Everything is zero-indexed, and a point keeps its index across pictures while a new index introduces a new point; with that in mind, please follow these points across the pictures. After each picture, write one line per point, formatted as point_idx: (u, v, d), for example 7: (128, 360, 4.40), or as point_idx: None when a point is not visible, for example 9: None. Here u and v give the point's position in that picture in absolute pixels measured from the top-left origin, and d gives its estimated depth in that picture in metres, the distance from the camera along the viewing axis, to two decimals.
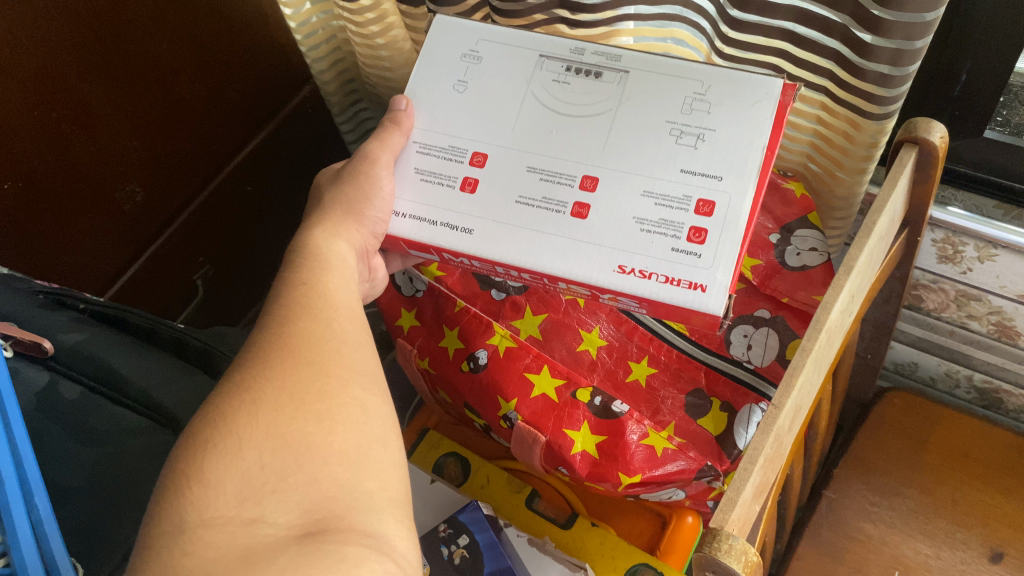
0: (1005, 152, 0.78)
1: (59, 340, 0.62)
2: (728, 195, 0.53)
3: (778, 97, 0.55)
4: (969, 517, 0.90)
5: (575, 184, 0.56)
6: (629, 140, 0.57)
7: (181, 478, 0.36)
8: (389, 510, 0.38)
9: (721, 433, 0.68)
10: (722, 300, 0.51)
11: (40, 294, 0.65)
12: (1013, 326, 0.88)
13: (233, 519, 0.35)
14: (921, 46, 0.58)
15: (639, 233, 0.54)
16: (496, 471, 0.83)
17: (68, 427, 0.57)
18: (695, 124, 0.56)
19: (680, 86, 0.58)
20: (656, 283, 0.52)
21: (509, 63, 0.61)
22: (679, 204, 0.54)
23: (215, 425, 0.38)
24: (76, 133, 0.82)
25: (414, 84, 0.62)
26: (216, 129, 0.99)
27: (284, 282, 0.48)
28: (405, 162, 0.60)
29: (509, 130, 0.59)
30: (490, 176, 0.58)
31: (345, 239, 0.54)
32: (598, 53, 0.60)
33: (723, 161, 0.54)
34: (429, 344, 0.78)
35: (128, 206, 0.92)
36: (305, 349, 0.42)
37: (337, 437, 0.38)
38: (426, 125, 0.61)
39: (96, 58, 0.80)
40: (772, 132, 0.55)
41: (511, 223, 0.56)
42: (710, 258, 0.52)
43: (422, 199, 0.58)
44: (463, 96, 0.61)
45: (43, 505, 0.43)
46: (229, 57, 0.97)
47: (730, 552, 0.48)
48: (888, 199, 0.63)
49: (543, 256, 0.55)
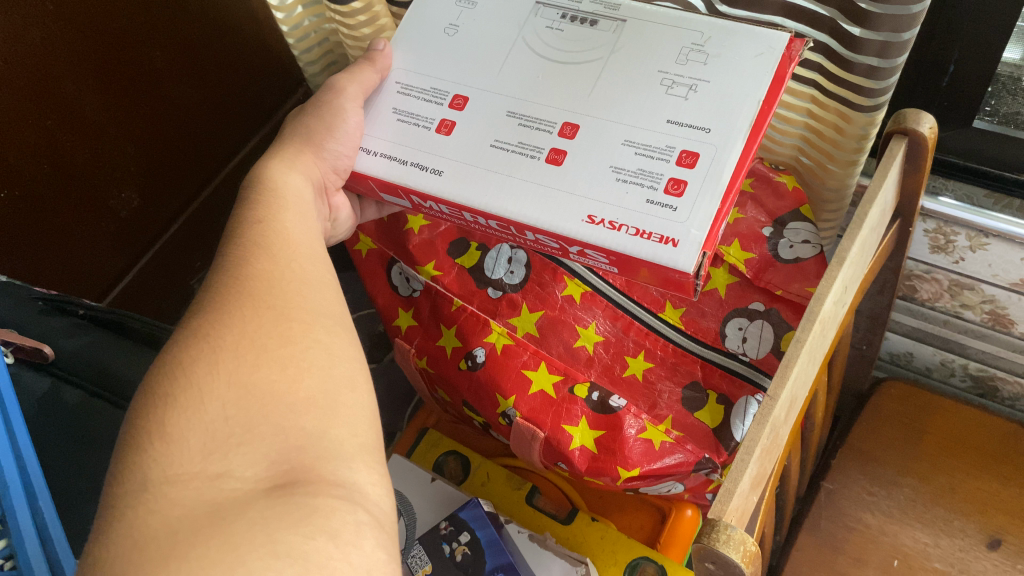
0: (993, 141, 0.79)
1: (60, 346, 0.62)
2: (714, 147, 0.52)
3: (782, 51, 0.54)
4: (966, 505, 0.91)
5: (554, 131, 0.56)
6: (614, 88, 0.56)
7: (143, 434, 0.36)
8: (359, 458, 0.38)
9: (718, 427, 0.69)
10: (692, 257, 0.49)
11: (40, 300, 0.66)
12: (1006, 315, 0.89)
13: (198, 475, 0.35)
14: (908, 38, 0.59)
15: (614, 183, 0.53)
16: (496, 468, 0.84)
17: (69, 432, 0.58)
18: (688, 75, 0.55)
19: (677, 37, 0.57)
20: (625, 235, 0.51)
21: (502, 11, 0.62)
22: (660, 154, 0.53)
23: (176, 377, 0.38)
24: (71, 140, 0.82)
25: (406, 27, 0.64)
26: (211, 133, 1.00)
27: (241, 214, 0.49)
28: (384, 100, 0.61)
29: (493, 75, 0.59)
30: (467, 119, 0.58)
31: (303, 172, 0.56)
32: (596, 2, 0.60)
33: (712, 113, 0.53)
34: (427, 344, 0.79)
35: (124, 212, 0.93)
36: (261, 291, 0.42)
37: (302, 385, 0.39)
38: (408, 67, 0.62)
39: (90, 65, 0.81)
40: (769, 87, 0.53)
41: (483, 165, 0.56)
42: (686, 211, 0.50)
43: (397, 139, 0.59)
44: (451, 39, 0.62)
45: (48, 508, 0.44)
46: (223, 63, 0.97)
47: (728, 543, 0.48)
48: (878, 189, 0.63)
49: (512, 201, 0.54)
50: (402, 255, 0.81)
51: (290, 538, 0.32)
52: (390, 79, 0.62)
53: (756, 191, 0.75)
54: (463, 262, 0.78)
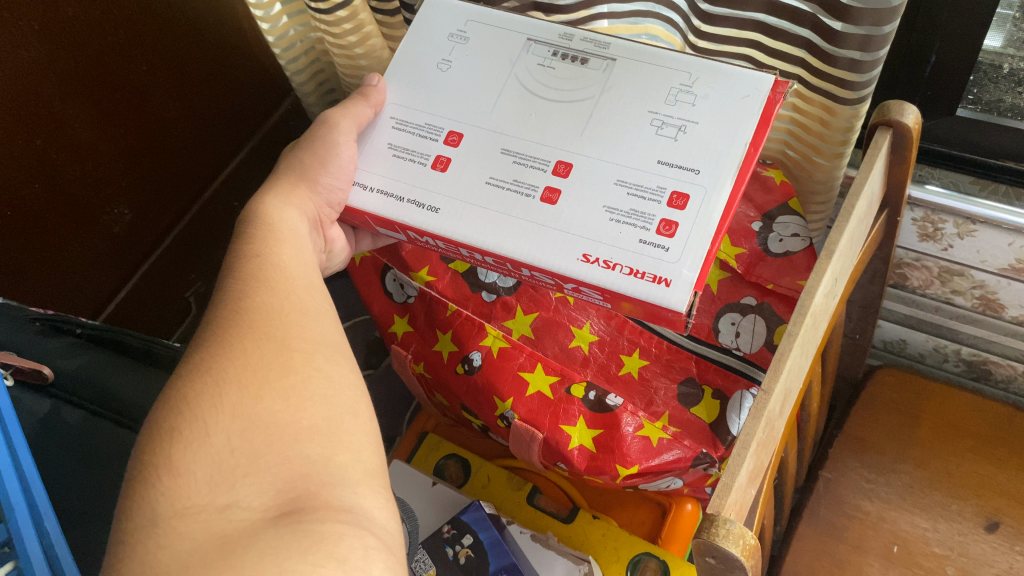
0: (977, 129, 0.80)
1: (57, 366, 0.62)
2: (704, 188, 0.53)
3: (768, 93, 0.55)
4: (964, 489, 0.91)
5: (548, 169, 0.56)
6: (606, 127, 0.57)
7: (149, 469, 0.36)
8: (364, 483, 0.38)
9: (714, 421, 0.69)
10: (685, 296, 0.50)
11: (37, 322, 0.66)
12: (996, 299, 0.90)
13: (206, 507, 0.35)
14: (889, 31, 0.60)
15: (607, 223, 0.53)
16: (497, 470, 0.84)
17: (71, 452, 0.58)
18: (677, 115, 0.56)
19: (667, 77, 0.58)
20: (620, 275, 0.52)
21: (494, 48, 0.63)
22: (652, 194, 0.53)
23: (181, 412, 0.38)
24: (62, 159, 0.83)
25: (399, 61, 0.64)
26: (202, 145, 1.01)
27: (238, 250, 0.49)
28: (380, 136, 0.61)
29: (487, 113, 0.60)
30: (462, 156, 0.59)
31: (298, 207, 0.56)
32: (586, 40, 0.61)
33: (703, 155, 0.54)
34: (424, 350, 0.79)
35: (117, 227, 0.93)
36: (263, 322, 0.43)
37: (306, 414, 0.39)
38: (403, 103, 0.62)
39: (78, 83, 0.81)
40: (757, 129, 0.54)
41: (478, 203, 0.56)
42: (678, 251, 0.51)
43: (391, 174, 0.59)
44: (445, 75, 0.62)
45: (54, 529, 0.43)
46: (210, 75, 0.97)
47: (727, 537, 0.49)
48: (865, 180, 0.64)
49: (507, 239, 0.55)
50: (396, 262, 0.81)
51: (299, 567, 0.32)
52: (384, 113, 0.63)
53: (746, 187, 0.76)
54: (456, 266, 0.79)
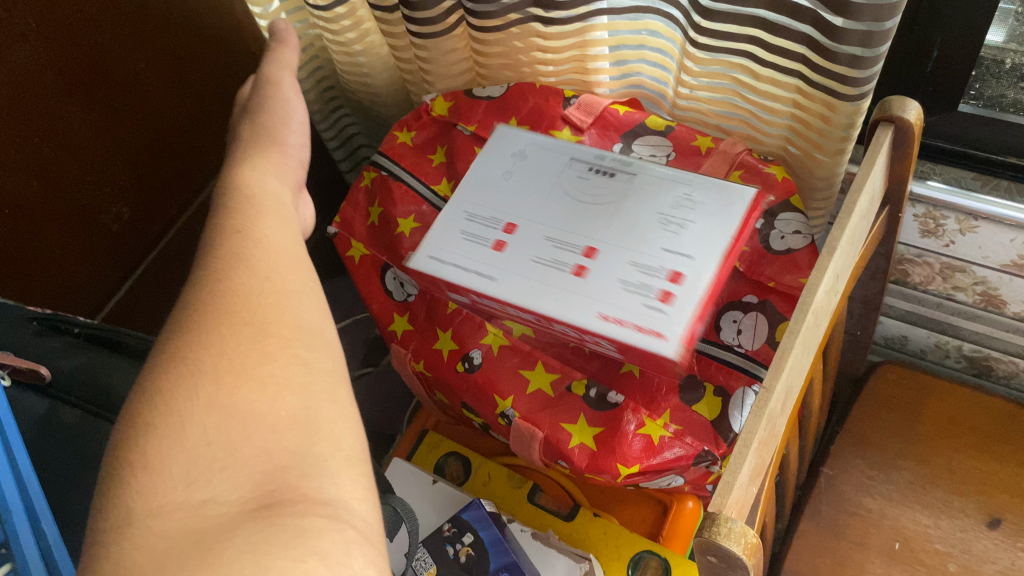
0: (979, 124, 0.79)
1: (56, 365, 0.62)
2: (696, 268, 0.61)
3: (750, 198, 0.65)
4: (966, 486, 0.91)
5: (578, 253, 0.66)
6: (625, 221, 0.67)
7: (123, 468, 0.33)
8: (344, 472, 0.35)
9: (716, 418, 0.69)
10: (679, 348, 0.58)
11: (35, 321, 0.65)
12: (998, 295, 0.90)
13: (182, 505, 0.32)
14: (891, 27, 0.60)
15: (619, 291, 0.62)
16: (497, 467, 0.84)
17: (66, 451, 0.57)
18: (680, 216, 0.65)
19: (674, 186, 0.68)
20: (629, 330, 0.59)
21: (546, 164, 0.74)
22: (656, 270, 0.62)
23: (156, 405, 0.34)
24: (60, 157, 0.83)
25: (470, 176, 0.76)
26: (200, 143, 1.00)
27: (214, 225, 0.45)
28: (452, 224, 0.72)
29: (536, 208, 0.70)
30: (515, 241, 0.68)
31: (275, 173, 0.51)
32: (615, 161, 0.72)
33: (697, 244, 0.63)
34: (423, 347, 0.79)
35: (116, 226, 0.92)
36: (239, 307, 0.38)
37: (284, 402, 0.36)
38: (469, 199, 0.74)
39: (75, 81, 0.81)
40: (740, 227, 0.63)
41: (520, 275, 0.65)
42: (674, 314, 0.59)
43: (451, 251, 0.70)
44: (504, 182, 0.74)
45: (51, 531, 0.43)
46: (208, 73, 0.97)
47: (729, 536, 0.50)
48: (867, 177, 0.64)
49: (543, 302, 0.63)
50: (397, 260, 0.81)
51: (277, 563, 0.30)
52: (455, 210, 0.74)
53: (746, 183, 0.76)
54: None
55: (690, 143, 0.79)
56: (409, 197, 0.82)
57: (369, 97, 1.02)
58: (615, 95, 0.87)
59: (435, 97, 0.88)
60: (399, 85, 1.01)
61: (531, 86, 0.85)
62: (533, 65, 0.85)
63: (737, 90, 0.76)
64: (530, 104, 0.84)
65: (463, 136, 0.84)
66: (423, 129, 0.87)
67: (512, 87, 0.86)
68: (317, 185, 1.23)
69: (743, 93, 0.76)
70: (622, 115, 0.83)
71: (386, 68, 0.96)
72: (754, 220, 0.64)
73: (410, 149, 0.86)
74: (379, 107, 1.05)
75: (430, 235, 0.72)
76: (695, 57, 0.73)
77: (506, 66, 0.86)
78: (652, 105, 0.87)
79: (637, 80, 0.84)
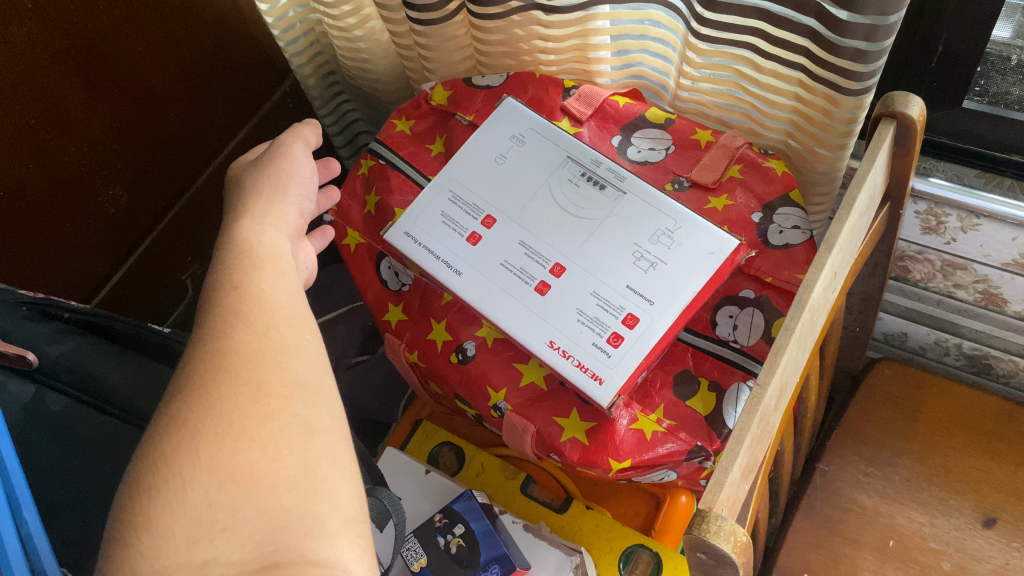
0: (983, 121, 0.78)
1: (43, 352, 0.60)
2: (652, 317, 0.65)
3: (729, 254, 0.66)
4: (961, 484, 0.91)
5: (547, 267, 0.69)
6: (600, 245, 0.69)
7: (129, 528, 0.35)
8: (342, 532, 0.37)
9: (710, 414, 0.68)
10: (609, 395, 0.63)
11: (24, 305, 0.63)
12: (999, 294, 0.89)
13: (185, 566, 0.34)
14: (896, 21, 0.59)
15: (574, 321, 0.66)
16: (491, 459, 0.84)
17: (54, 440, 0.56)
18: (655, 253, 0.67)
19: (656, 219, 0.69)
20: (569, 364, 0.65)
21: (542, 156, 0.74)
22: (612, 310, 0.66)
23: (158, 468, 0.36)
24: (56, 140, 0.82)
25: (465, 150, 0.76)
26: (202, 127, 0.99)
27: (211, 282, 0.44)
28: (437, 203, 0.74)
29: (519, 206, 0.72)
30: (491, 237, 0.71)
31: (272, 220, 0.50)
32: (610, 170, 0.72)
33: (661, 290, 0.66)
34: (417, 338, 0.78)
35: (112, 209, 0.92)
36: (240, 366, 0.39)
37: (281, 463, 0.37)
38: (458, 177, 0.75)
39: (73, 64, 0.80)
40: (705, 283, 0.65)
41: (491, 279, 0.70)
42: (615, 360, 0.64)
43: (434, 235, 0.72)
44: (496, 169, 0.74)
45: (33, 519, 0.41)
46: (210, 55, 0.96)
47: (718, 534, 0.50)
48: (868, 172, 0.63)
49: (501, 312, 0.68)
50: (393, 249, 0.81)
51: None
52: (444, 186, 0.75)
53: (745, 177, 0.76)
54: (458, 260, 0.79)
55: (690, 136, 0.79)
56: (407, 186, 0.82)
57: (369, 82, 1.01)
58: (616, 85, 0.86)
59: (435, 84, 0.87)
60: (399, 72, 1.01)
61: (531, 75, 0.84)
62: (533, 53, 0.84)
63: (739, 83, 0.75)
64: (529, 94, 0.84)
65: (462, 126, 0.83)
66: (422, 117, 0.86)
67: (512, 75, 0.85)
68: None
69: (745, 86, 0.75)
70: (621, 107, 0.82)
71: (387, 54, 0.96)
72: (727, 276, 0.66)
73: (409, 137, 0.85)
74: (379, 94, 1.04)
75: (413, 208, 0.74)
76: (697, 48, 0.73)
77: (506, 54, 0.85)
78: (653, 96, 0.86)
79: (638, 70, 0.83)
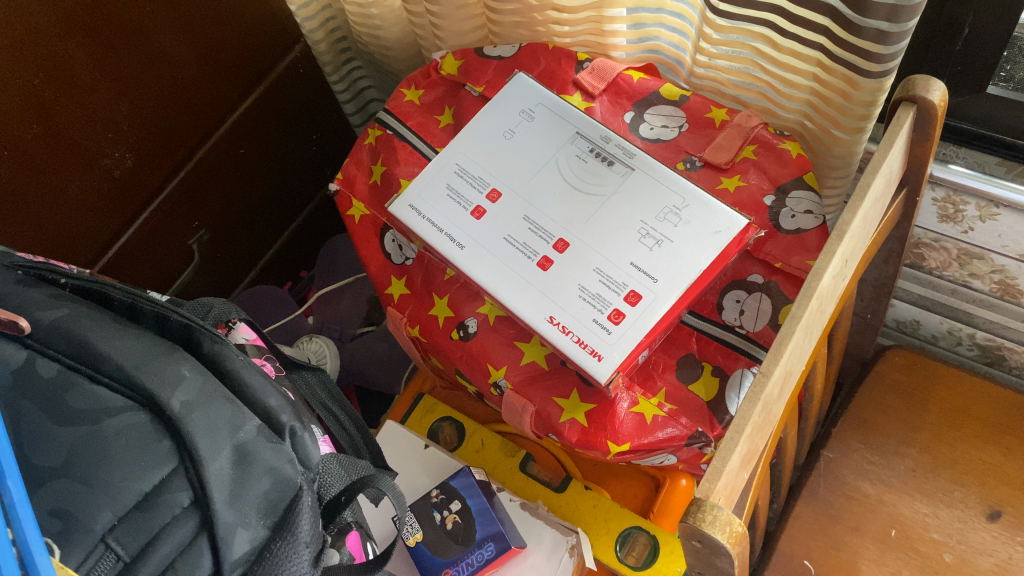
0: (1008, 108, 0.76)
1: (36, 318, 0.52)
2: (655, 295, 0.64)
3: (736, 233, 0.65)
4: (968, 477, 0.90)
5: (550, 243, 0.68)
6: (605, 222, 0.68)
7: None
8: None
9: (713, 399, 0.67)
10: (608, 372, 0.62)
11: (20, 270, 0.57)
12: (1015, 285, 0.87)
13: None
14: (920, 1, 0.57)
15: (575, 297, 0.65)
16: (491, 435, 0.83)
17: (45, 410, 0.48)
18: (661, 231, 0.66)
19: (664, 196, 0.68)
20: (569, 340, 0.64)
21: (551, 131, 0.73)
22: (615, 287, 0.65)
23: None
24: (61, 100, 0.81)
25: (474, 123, 0.75)
26: (210, 91, 0.98)
27: None
28: (442, 175, 0.73)
29: (526, 181, 0.71)
30: (495, 211, 0.70)
31: None
32: (619, 146, 0.71)
33: (666, 268, 0.65)
34: (419, 313, 0.77)
35: (118, 171, 0.91)
36: None
37: None
38: (464, 149, 0.73)
39: (78, 22, 0.79)
40: (711, 261, 0.64)
41: (493, 253, 0.68)
42: (615, 337, 0.63)
43: (438, 209, 0.71)
44: (504, 143, 0.73)
45: (16, 488, 0.39)
46: (221, 19, 0.94)
47: (714, 524, 0.49)
48: (884, 158, 0.61)
49: (502, 287, 0.67)
50: None
51: None
52: (449, 158, 0.73)
53: (759, 158, 0.74)
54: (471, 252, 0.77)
55: (705, 114, 0.77)
56: (414, 157, 0.80)
57: (380, 49, 1.00)
58: (631, 59, 0.84)
59: (444, 54, 0.85)
60: (410, 39, 0.99)
61: (543, 46, 0.82)
62: (547, 24, 0.82)
63: (756, 60, 0.73)
64: (541, 66, 0.82)
65: (471, 97, 0.81)
66: (430, 87, 0.85)
67: (525, 47, 0.83)
68: (327, 136, 1.21)
69: (762, 65, 0.73)
70: (635, 82, 0.80)
71: (398, 21, 0.94)
72: (733, 256, 0.65)
73: (417, 108, 0.84)
74: (390, 61, 1.03)
75: (418, 181, 0.73)
76: (715, 24, 0.71)
77: (520, 24, 0.83)
78: (668, 72, 0.84)
79: (653, 45, 0.81)
